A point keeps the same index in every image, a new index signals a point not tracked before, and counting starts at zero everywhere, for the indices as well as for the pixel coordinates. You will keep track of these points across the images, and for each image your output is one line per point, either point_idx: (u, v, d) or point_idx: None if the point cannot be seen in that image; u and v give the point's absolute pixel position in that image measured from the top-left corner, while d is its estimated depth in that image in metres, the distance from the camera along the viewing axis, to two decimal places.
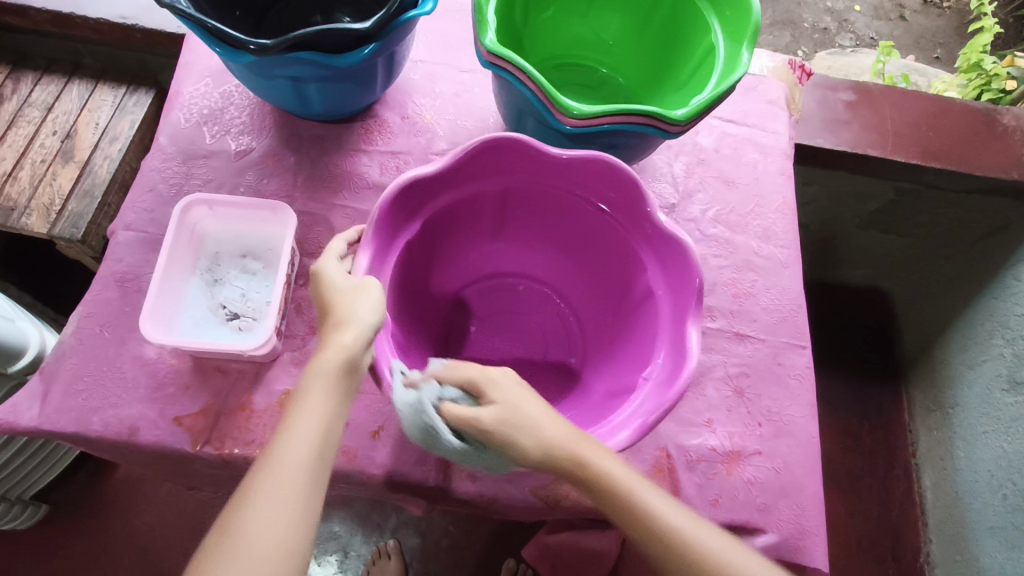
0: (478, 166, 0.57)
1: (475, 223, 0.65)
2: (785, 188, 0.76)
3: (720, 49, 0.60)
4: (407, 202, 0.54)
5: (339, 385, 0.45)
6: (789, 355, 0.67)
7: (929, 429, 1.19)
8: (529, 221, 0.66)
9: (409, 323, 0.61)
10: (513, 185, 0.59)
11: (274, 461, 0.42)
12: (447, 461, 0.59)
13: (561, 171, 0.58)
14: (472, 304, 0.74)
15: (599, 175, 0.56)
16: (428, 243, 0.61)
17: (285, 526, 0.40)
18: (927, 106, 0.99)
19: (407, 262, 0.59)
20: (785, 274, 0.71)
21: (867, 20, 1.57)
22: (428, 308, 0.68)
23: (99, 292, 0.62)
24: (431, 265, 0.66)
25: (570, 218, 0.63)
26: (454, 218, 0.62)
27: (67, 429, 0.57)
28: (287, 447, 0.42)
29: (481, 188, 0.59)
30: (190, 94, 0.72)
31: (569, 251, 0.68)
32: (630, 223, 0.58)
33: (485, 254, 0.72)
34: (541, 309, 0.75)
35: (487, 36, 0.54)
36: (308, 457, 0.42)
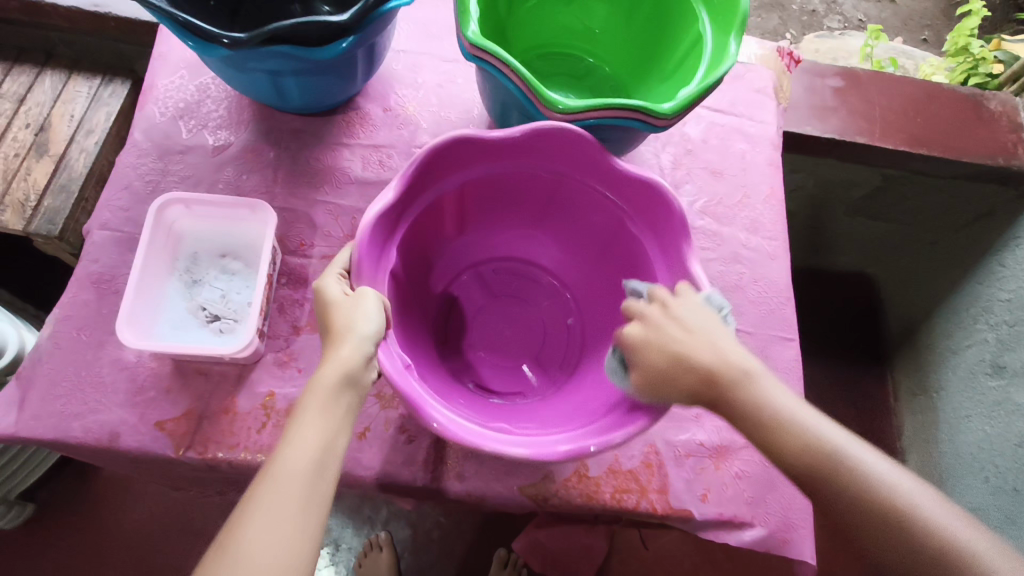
0: (549, 152, 0.57)
1: (536, 205, 0.65)
2: (773, 179, 0.75)
3: (708, 40, 0.59)
4: (476, 148, 0.55)
5: (366, 340, 0.45)
6: (777, 349, 0.67)
7: (915, 413, 1.21)
8: (596, 243, 0.65)
9: (407, 299, 0.60)
10: (577, 182, 0.59)
11: (305, 412, 0.43)
12: (435, 461, 0.59)
13: (636, 198, 0.57)
14: (499, 279, 0.73)
15: (673, 236, 0.55)
16: (472, 200, 0.62)
17: (315, 473, 0.41)
18: (913, 92, 0.98)
19: (432, 213, 0.59)
20: (773, 266, 0.71)
21: (855, 2, 1.56)
22: (452, 248, 0.69)
23: (75, 294, 0.61)
24: (490, 215, 0.66)
25: (624, 252, 0.61)
26: (514, 189, 0.62)
27: (45, 436, 0.55)
28: (320, 399, 0.43)
29: (546, 172, 0.59)
30: (164, 87, 0.70)
31: (612, 283, 0.65)
32: (666, 279, 0.55)
33: (544, 242, 0.70)
34: (556, 324, 0.71)
35: (469, 28, 0.53)
36: (328, 403, 0.43)
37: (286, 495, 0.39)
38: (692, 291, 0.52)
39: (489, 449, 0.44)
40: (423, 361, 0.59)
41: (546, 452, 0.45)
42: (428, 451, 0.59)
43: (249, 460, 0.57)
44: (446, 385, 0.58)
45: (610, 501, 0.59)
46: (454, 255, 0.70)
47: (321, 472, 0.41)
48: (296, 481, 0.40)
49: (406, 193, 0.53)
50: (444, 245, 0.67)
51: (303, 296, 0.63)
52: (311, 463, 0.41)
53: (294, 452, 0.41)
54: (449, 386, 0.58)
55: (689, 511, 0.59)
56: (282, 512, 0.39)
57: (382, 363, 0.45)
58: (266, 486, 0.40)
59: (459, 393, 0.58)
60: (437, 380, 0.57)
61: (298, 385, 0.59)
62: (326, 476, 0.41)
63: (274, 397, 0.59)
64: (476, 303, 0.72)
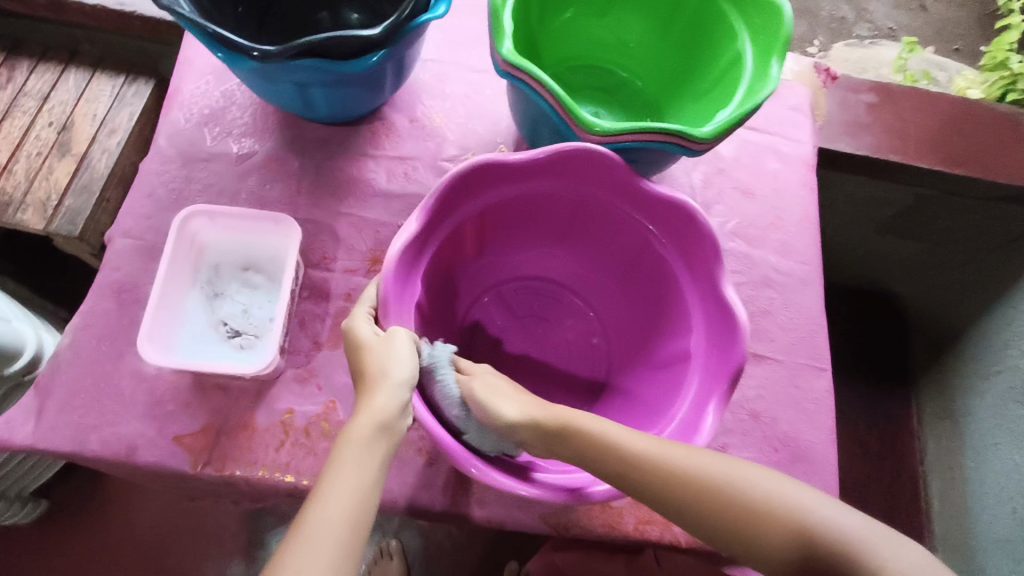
0: (578, 174, 0.55)
1: (561, 226, 0.63)
2: (807, 200, 0.73)
3: (748, 60, 0.57)
4: (503, 171, 0.54)
5: (401, 386, 0.45)
6: (808, 378, 0.65)
7: (939, 437, 1.18)
8: (622, 264, 0.64)
9: (434, 322, 0.59)
10: (604, 206, 0.58)
11: (341, 460, 0.43)
12: (454, 485, 0.58)
13: (663, 220, 0.55)
14: (522, 298, 0.71)
15: (703, 260, 0.53)
16: (497, 221, 0.61)
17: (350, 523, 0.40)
18: (951, 110, 0.95)
19: (459, 236, 0.58)
20: (805, 291, 0.69)
21: (887, 10, 1.52)
22: (475, 271, 0.67)
23: (96, 303, 0.60)
24: (514, 236, 0.65)
25: (651, 275, 0.60)
26: (540, 211, 0.60)
27: (63, 447, 0.55)
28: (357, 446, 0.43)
29: (572, 195, 0.57)
30: (190, 93, 0.69)
31: (638, 303, 0.64)
32: (699, 306, 0.54)
33: (566, 262, 0.69)
34: (580, 343, 0.70)
35: (504, 45, 0.51)
36: (365, 451, 0.43)
37: (321, 550, 0.38)
38: (726, 315, 0.51)
39: (526, 493, 0.44)
40: None
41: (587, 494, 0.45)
42: (448, 475, 0.58)
43: (266, 479, 0.56)
44: None
45: (633, 532, 0.58)
46: (476, 277, 0.68)
47: (357, 522, 0.40)
48: (332, 533, 0.39)
49: (435, 217, 0.52)
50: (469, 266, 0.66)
51: (324, 311, 0.62)
52: (347, 516, 0.40)
53: (330, 504, 0.40)
54: None
55: (713, 545, 0.58)
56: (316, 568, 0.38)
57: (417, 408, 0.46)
58: (301, 537, 0.39)
59: None
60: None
61: (318, 403, 0.58)
62: (361, 527, 0.40)
63: (293, 414, 0.58)
64: (499, 324, 0.70)
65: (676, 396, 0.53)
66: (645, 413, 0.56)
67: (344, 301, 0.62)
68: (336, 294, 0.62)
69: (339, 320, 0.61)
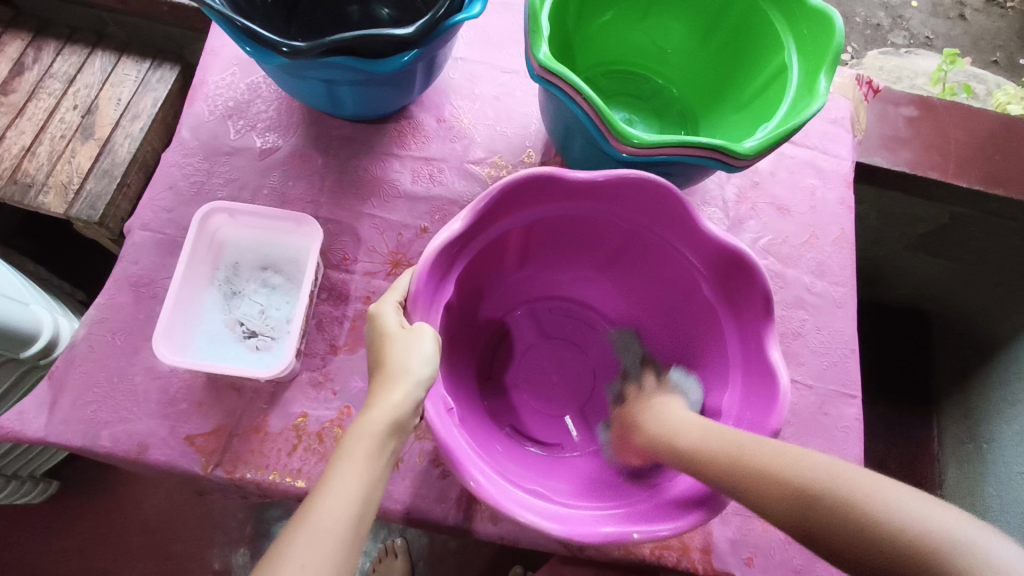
0: (624, 200, 0.53)
1: (601, 249, 0.62)
2: (844, 219, 0.71)
3: (794, 73, 0.55)
4: (548, 191, 0.52)
5: (420, 383, 0.44)
6: (837, 406, 0.62)
7: (960, 462, 1.15)
8: (661, 297, 0.62)
9: (452, 333, 0.58)
10: (652, 236, 0.56)
11: (349, 449, 0.41)
12: (468, 500, 0.56)
13: (714, 261, 0.53)
14: (553, 319, 0.70)
15: (753, 312, 0.51)
16: (537, 238, 0.60)
17: (354, 516, 0.39)
18: (995, 127, 0.92)
19: (489, 252, 0.57)
20: (838, 314, 0.66)
21: (924, 17, 1.47)
22: (511, 281, 0.67)
23: (113, 296, 0.59)
24: (552, 254, 0.64)
25: (693, 312, 0.58)
26: (581, 232, 0.59)
27: (75, 442, 0.54)
28: (367, 437, 0.42)
29: (622, 221, 0.55)
30: (215, 84, 0.68)
31: (674, 343, 0.62)
32: (740, 359, 0.52)
33: (605, 288, 0.67)
34: (607, 374, 0.68)
35: (541, 49, 0.49)
36: (375, 447, 0.42)
37: (324, 546, 0.37)
38: (768, 378, 0.48)
39: (526, 519, 0.41)
40: (464, 399, 0.56)
41: (586, 533, 0.42)
42: (463, 488, 0.56)
43: (277, 484, 0.54)
44: (486, 427, 0.56)
45: (649, 558, 0.56)
46: (512, 287, 0.68)
47: (363, 516, 0.39)
48: (338, 525, 0.38)
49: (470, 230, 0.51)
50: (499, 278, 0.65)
51: (343, 314, 0.60)
52: (353, 513, 0.39)
53: (336, 500, 0.39)
54: (488, 428, 0.56)
55: (732, 574, 0.56)
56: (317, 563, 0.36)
57: (426, 409, 0.43)
58: (304, 526, 0.38)
59: (497, 436, 0.56)
60: (478, 424, 0.55)
61: (333, 408, 0.57)
62: (364, 522, 0.39)
63: (307, 419, 0.56)
64: (524, 341, 0.69)
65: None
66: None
67: (363, 304, 0.61)
68: (355, 296, 0.61)
69: (357, 323, 0.60)
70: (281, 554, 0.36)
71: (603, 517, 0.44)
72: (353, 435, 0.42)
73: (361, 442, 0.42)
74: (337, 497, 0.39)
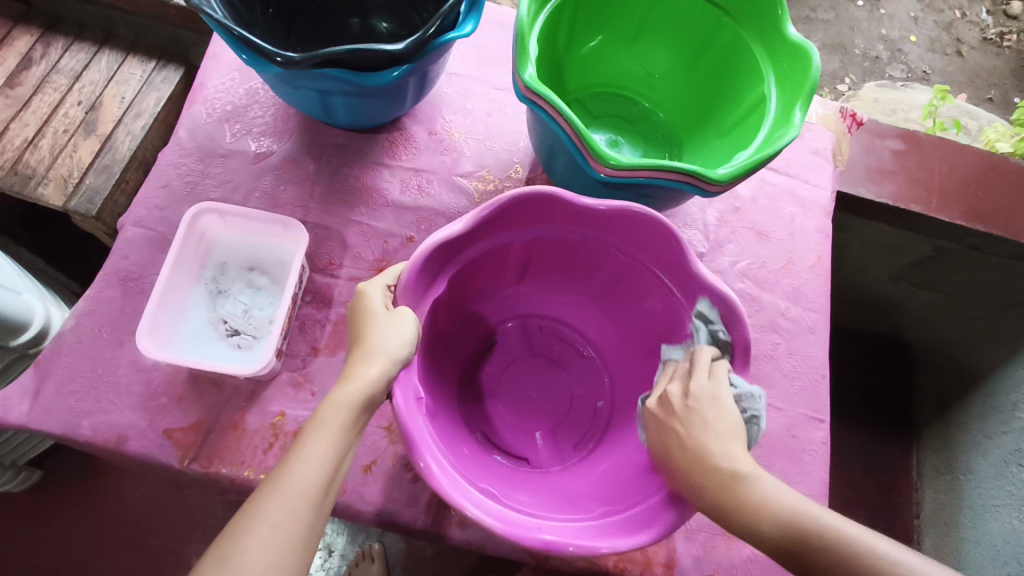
0: (613, 226, 0.55)
1: (594, 273, 0.63)
2: (822, 247, 0.72)
3: (772, 103, 0.57)
4: (542, 210, 0.54)
5: (396, 362, 0.46)
6: (805, 429, 0.64)
7: (936, 492, 1.14)
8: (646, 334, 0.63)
9: (433, 339, 0.59)
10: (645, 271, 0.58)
11: (325, 413, 0.44)
12: (438, 505, 0.57)
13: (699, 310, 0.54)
14: (544, 337, 0.71)
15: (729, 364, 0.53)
16: (532, 254, 0.62)
17: (327, 477, 0.41)
18: (978, 164, 0.94)
19: (478, 262, 0.59)
20: (811, 339, 0.68)
21: (921, 52, 1.50)
22: (504, 291, 0.68)
23: (102, 289, 0.61)
24: (546, 270, 0.65)
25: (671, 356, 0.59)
26: (575, 253, 0.61)
27: (56, 430, 0.55)
28: (343, 405, 0.44)
29: (617, 249, 0.58)
30: (214, 88, 0.70)
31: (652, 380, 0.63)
32: None
33: (597, 316, 0.69)
34: (585, 402, 0.68)
35: (526, 70, 0.51)
36: (351, 417, 0.44)
37: (301, 501, 0.39)
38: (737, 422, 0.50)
39: (472, 513, 0.42)
40: (439, 401, 0.57)
41: (524, 536, 0.43)
42: (433, 493, 0.57)
43: (252, 480, 0.56)
44: (458, 431, 0.57)
45: (613, 570, 0.57)
46: (505, 298, 0.70)
47: (334, 479, 0.42)
48: (311, 484, 0.40)
49: (465, 237, 0.53)
50: (493, 288, 0.67)
51: (326, 317, 0.62)
52: (326, 475, 0.41)
53: (312, 463, 0.41)
54: (458, 432, 0.57)
55: None
56: (295, 516, 0.39)
57: (394, 396, 0.45)
58: (280, 482, 0.40)
59: (466, 440, 0.57)
60: (450, 426, 0.56)
61: (310, 409, 0.58)
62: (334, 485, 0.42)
63: (284, 418, 0.58)
64: (510, 355, 0.70)
65: (660, 471, 0.52)
66: (626, 478, 0.54)
67: (346, 308, 0.62)
68: (338, 301, 0.62)
69: (339, 326, 0.61)
70: (260, 505, 0.39)
71: (550, 528, 0.45)
72: (331, 400, 0.44)
73: (338, 409, 0.44)
74: (310, 463, 0.41)
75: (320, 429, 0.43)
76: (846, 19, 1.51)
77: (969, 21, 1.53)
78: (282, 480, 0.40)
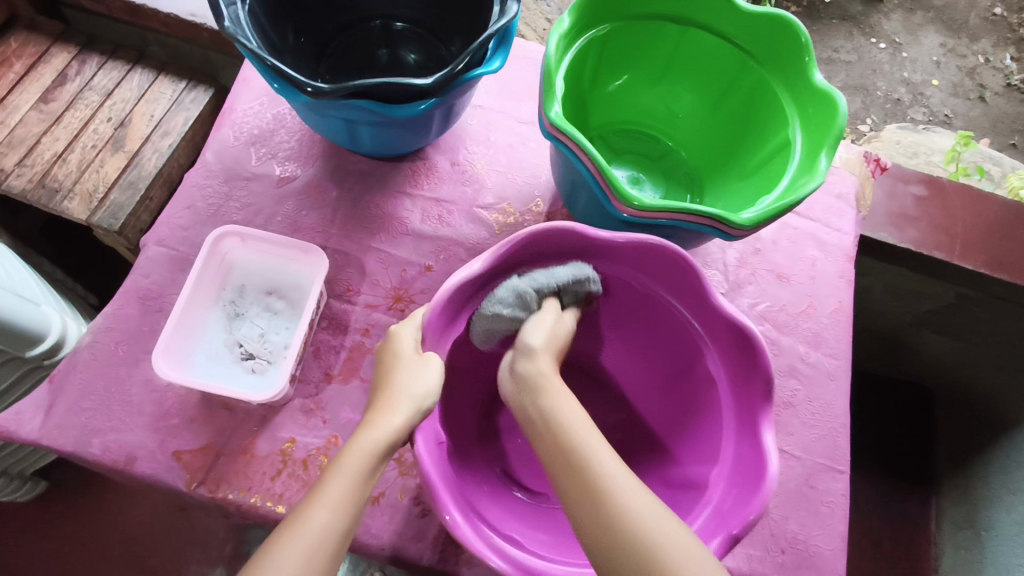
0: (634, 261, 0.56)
1: (611, 305, 0.63)
2: (843, 292, 0.71)
3: (798, 149, 0.57)
4: (562, 244, 0.55)
5: (421, 410, 0.47)
6: (824, 480, 0.62)
7: (957, 548, 1.10)
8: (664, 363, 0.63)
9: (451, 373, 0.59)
10: (662, 298, 0.58)
11: (345, 459, 0.45)
12: (444, 542, 0.56)
13: (723, 340, 0.55)
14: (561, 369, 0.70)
15: (750, 388, 0.53)
16: None
17: (343, 524, 0.42)
18: (1002, 213, 0.92)
19: None
20: (831, 387, 0.67)
21: (944, 96, 1.50)
22: None
23: (121, 307, 0.61)
24: None
25: (693, 381, 0.59)
26: (593, 286, 0.61)
27: (66, 447, 0.55)
28: (360, 454, 0.45)
29: (639, 283, 0.58)
30: (242, 112, 0.71)
31: (667, 408, 0.63)
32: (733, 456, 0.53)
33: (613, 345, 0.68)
34: None
35: (552, 108, 0.51)
36: (369, 465, 0.45)
37: (317, 548, 0.40)
38: (756, 457, 0.50)
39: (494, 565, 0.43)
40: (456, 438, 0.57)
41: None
42: (440, 529, 0.56)
43: (257, 507, 0.55)
44: (474, 468, 0.56)
45: None
46: None
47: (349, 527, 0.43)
48: (326, 532, 0.41)
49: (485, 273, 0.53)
50: None
51: (340, 343, 0.62)
52: (343, 523, 0.42)
53: (330, 509, 0.42)
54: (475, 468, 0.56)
55: None
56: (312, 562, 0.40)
57: (416, 444, 0.45)
58: (296, 526, 0.41)
59: (483, 475, 0.57)
60: (466, 463, 0.55)
61: (320, 436, 0.57)
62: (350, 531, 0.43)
63: (294, 444, 0.57)
64: None
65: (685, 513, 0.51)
66: None
67: (361, 335, 0.62)
68: (354, 327, 0.62)
69: (353, 353, 0.61)
70: (276, 548, 0.40)
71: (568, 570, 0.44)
72: (351, 448, 0.46)
73: (356, 458, 0.45)
74: (328, 508, 0.42)
75: (337, 475, 0.44)
76: (869, 61, 1.52)
77: (993, 67, 1.53)
78: (298, 524, 0.41)
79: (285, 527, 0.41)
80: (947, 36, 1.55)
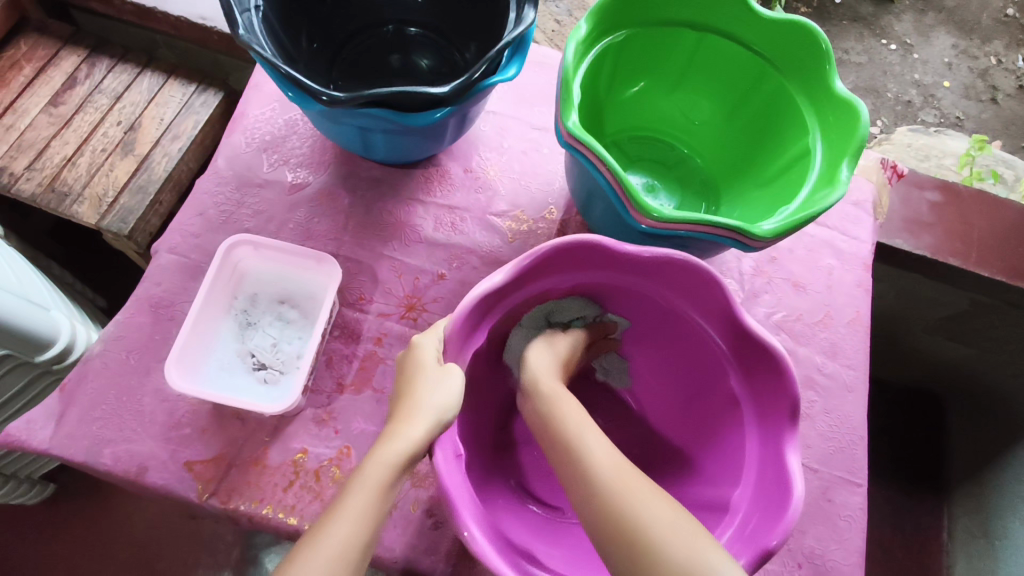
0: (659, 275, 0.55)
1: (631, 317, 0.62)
2: (861, 302, 0.70)
3: (818, 158, 0.56)
4: (586, 257, 0.54)
5: (441, 423, 0.46)
6: (841, 493, 0.61)
7: (970, 557, 1.09)
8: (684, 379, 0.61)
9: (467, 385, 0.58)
10: (685, 315, 0.57)
11: (363, 473, 0.44)
12: (457, 555, 0.55)
13: (747, 359, 0.54)
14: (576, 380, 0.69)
15: (776, 408, 0.52)
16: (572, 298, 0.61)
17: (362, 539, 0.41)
18: (1019, 219, 0.91)
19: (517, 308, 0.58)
20: (848, 398, 0.66)
21: (955, 98, 1.48)
22: None
23: (132, 315, 0.60)
24: None
25: (714, 398, 0.58)
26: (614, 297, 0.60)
27: (77, 457, 0.55)
28: (379, 467, 0.45)
29: (662, 297, 0.57)
30: (254, 118, 0.71)
31: (687, 427, 0.61)
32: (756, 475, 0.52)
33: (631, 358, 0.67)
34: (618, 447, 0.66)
35: (570, 117, 0.50)
36: (388, 479, 0.44)
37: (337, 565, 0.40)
38: (779, 478, 0.49)
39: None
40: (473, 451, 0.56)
41: None
42: (453, 542, 0.56)
43: (269, 519, 0.54)
44: (491, 482, 0.56)
45: None
46: None
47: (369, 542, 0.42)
48: (345, 548, 0.40)
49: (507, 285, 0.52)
50: None
51: (353, 353, 0.61)
52: (363, 539, 0.41)
53: (349, 525, 0.41)
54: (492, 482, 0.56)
55: None
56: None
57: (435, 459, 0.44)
58: (315, 542, 0.40)
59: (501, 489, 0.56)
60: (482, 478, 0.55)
61: (332, 447, 0.57)
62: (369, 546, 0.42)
63: (306, 455, 0.56)
64: None
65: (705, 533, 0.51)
66: None
67: (373, 344, 0.61)
68: (366, 336, 0.62)
69: (365, 363, 0.61)
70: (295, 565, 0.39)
71: None
72: (370, 461, 0.45)
73: (375, 471, 0.44)
74: (349, 522, 0.41)
75: (356, 490, 0.43)
76: (880, 62, 1.50)
77: (1005, 69, 1.51)
78: (317, 541, 0.40)
79: (304, 543, 0.41)
80: (959, 38, 1.53)
